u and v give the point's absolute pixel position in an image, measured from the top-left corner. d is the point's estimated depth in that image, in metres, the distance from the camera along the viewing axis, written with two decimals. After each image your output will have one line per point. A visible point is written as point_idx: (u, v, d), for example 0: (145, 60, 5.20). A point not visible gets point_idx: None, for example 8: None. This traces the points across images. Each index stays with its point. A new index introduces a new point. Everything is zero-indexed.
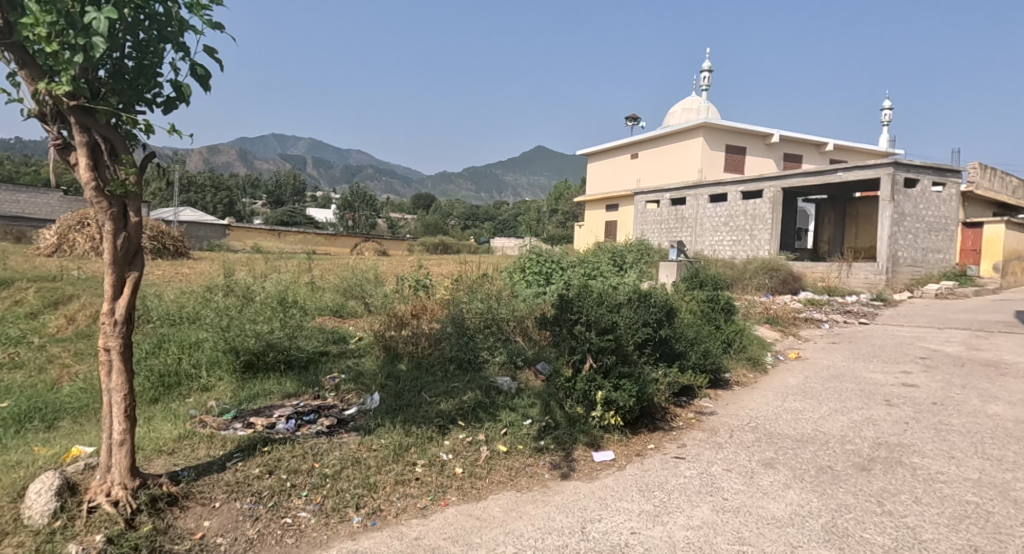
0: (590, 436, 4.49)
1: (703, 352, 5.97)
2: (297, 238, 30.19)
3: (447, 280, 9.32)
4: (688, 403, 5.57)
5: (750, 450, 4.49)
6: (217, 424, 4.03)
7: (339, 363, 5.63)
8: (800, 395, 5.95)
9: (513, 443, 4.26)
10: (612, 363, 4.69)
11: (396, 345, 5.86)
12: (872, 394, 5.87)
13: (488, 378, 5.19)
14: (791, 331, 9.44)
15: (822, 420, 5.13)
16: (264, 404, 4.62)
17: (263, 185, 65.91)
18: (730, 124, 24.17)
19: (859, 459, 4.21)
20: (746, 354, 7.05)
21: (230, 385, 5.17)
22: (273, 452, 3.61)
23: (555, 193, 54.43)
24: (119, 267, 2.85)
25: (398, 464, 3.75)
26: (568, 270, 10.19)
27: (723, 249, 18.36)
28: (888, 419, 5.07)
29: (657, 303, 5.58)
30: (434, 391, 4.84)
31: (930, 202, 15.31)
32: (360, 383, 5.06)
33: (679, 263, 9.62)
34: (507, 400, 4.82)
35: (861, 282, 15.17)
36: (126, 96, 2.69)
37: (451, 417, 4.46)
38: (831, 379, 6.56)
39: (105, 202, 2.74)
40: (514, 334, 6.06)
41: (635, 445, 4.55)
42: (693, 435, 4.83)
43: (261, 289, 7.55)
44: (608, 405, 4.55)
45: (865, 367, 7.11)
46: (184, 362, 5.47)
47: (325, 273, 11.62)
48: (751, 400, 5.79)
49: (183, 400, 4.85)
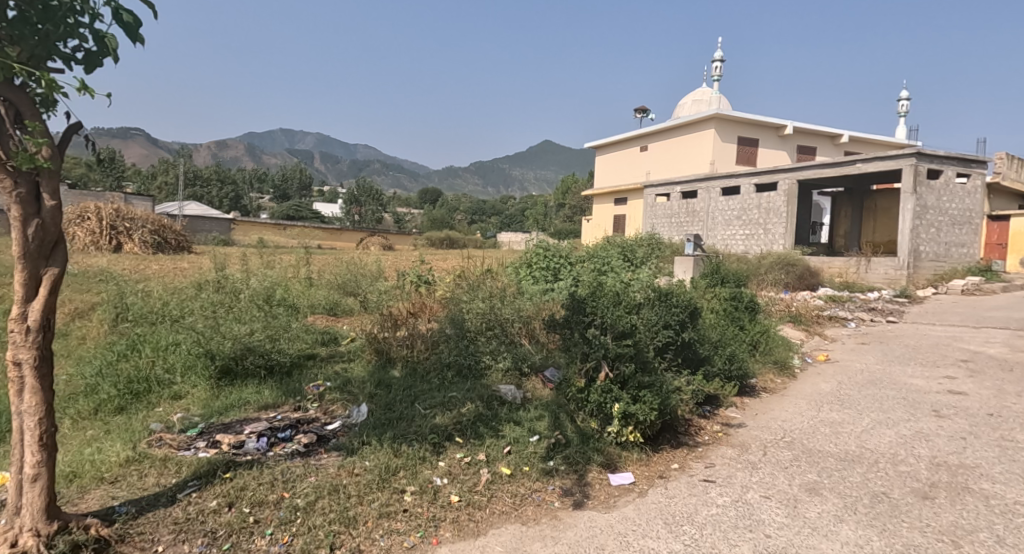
0: (604, 455, 3.96)
1: (728, 357, 5.42)
2: (302, 233, 29.75)
3: (450, 277, 8.73)
4: (712, 413, 5.02)
5: (789, 471, 3.91)
6: (177, 443, 3.50)
7: (325, 370, 5.05)
8: (837, 404, 5.37)
9: (518, 465, 3.72)
10: (631, 372, 4.11)
11: (388, 348, 5.31)
12: (917, 404, 5.27)
13: (490, 387, 4.65)
14: (815, 330, 8.86)
15: (866, 434, 4.55)
16: (237, 417, 4.09)
17: (270, 179, 65.66)
18: (742, 115, 23.45)
19: (918, 485, 3.63)
20: (772, 357, 6.45)
21: (203, 393, 4.66)
22: (237, 479, 3.07)
23: (563, 187, 53.64)
24: (31, 261, 2.29)
25: (383, 493, 3.21)
26: (576, 266, 9.60)
27: (736, 243, 17.71)
28: (942, 434, 4.48)
29: (679, 303, 4.95)
30: (429, 401, 4.30)
31: (954, 194, 14.59)
32: (348, 392, 4.49)
33: (696, 258, 9.06)
34: (511, 412, 4.29)
35: (881, 278, 14.50)
36: (32, 47, 2.15)
37: (447, 433, 3.93)
38: (867, 385, 5.96)
39: (10, 179, 2.20)
40: (520, 336, 5.47)
41: (656, 465, 4.00)
42: (721, 452, 4.27)
43: (248, 286, 7.01)
44: (626, 419, 4.02)
45: (903, 371, 6.52)
46: (155, 367, 4.97)
47: (322, 268, 11.11)
48: (783, 410, 5.22)
49: (149, 413, 4.36)
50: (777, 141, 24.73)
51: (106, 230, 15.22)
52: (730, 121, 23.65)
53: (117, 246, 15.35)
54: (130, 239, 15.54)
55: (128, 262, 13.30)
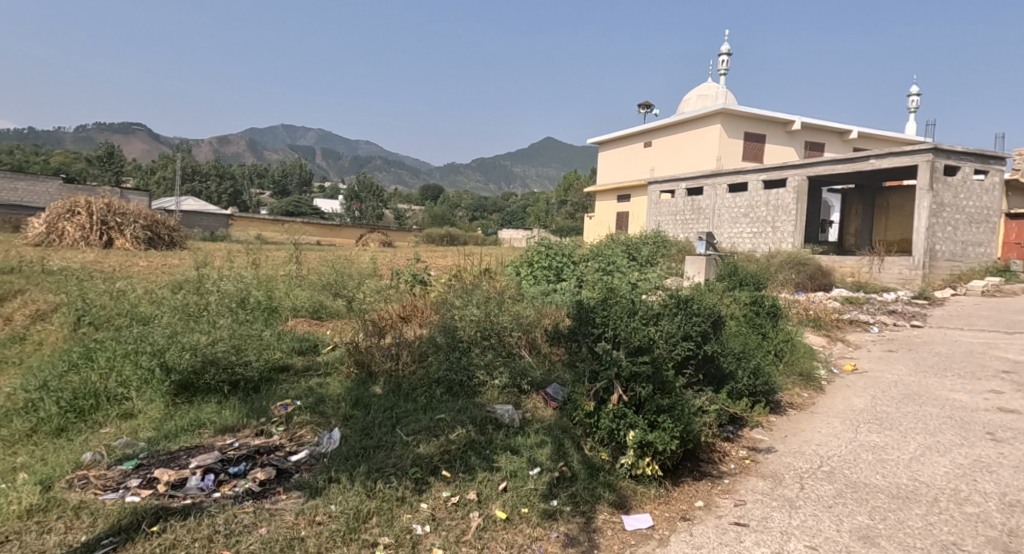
0: (617, 492, 3.38)
1: (752, 371, 4.81)
2: (301, 229, 29.17)
3: (447, 277, 8.14)
4: (737, 435, 4.44)
5: (835, 512, 3.31)
6: (105, 481, 2.90)
7: (297, 385, 4.46)
8: (876, 424, 4.76)
9: (516, 505, 3.12)
10: (649, 394, 3.52)
11: (370, 360, 4.70)
12: (968, 424, 4.67)
13: (484, 407, 4.06)
14: (837, 335, 8.27)
15: (916, 463, 3.94)
16: (187, 445, 3.49)
17: (269, 175, 65.03)
18: (749, 109, 22.82)
19: (993, 534, 3.05)
20: (796, 369, 5.89)
21: (156, 414, 4.06)
22: (165, 535, 2.50)
23: (564, 184, 52.96)
24: None
25: (349, 549, 2.62)
26: (580, 265, 9.00)
27: (743, 241, 17.11)
28: (1005, 464, 3.89)
29: (700, 311, 4.32)
30: (413, 426, 3.70)
31: (972, 191, 13.94)
32: (319, 414, 3.89)
33: (709, 257, 8.46)
34: (509, 437, 3.71)
35: (894, 278, 13.88)
36: None
37: (433, 465, 3.34)
38: (905, 401, 5.35)
39: None
40: (519, 347, 4.88)
41: (677, 503, 3.40)
42: (752, 485, 3.68)
43: (223, 285, 6.43)
44: (642, 449, 3.45)
45: (941, 384, 5.93)
46: (106, 381, 4.37)
47: (312, 266, 10.51)
48: (813, 431, 4.62)
49: (88, 437, 3.75)
50: (785, 137, 24.06)
51: (96, 225, 14.73)
52: (736, 116, 22.99)
53: (108, 242, 14.78)
54: (122, 234, 14.98)
55: (115, 259, 12.73)
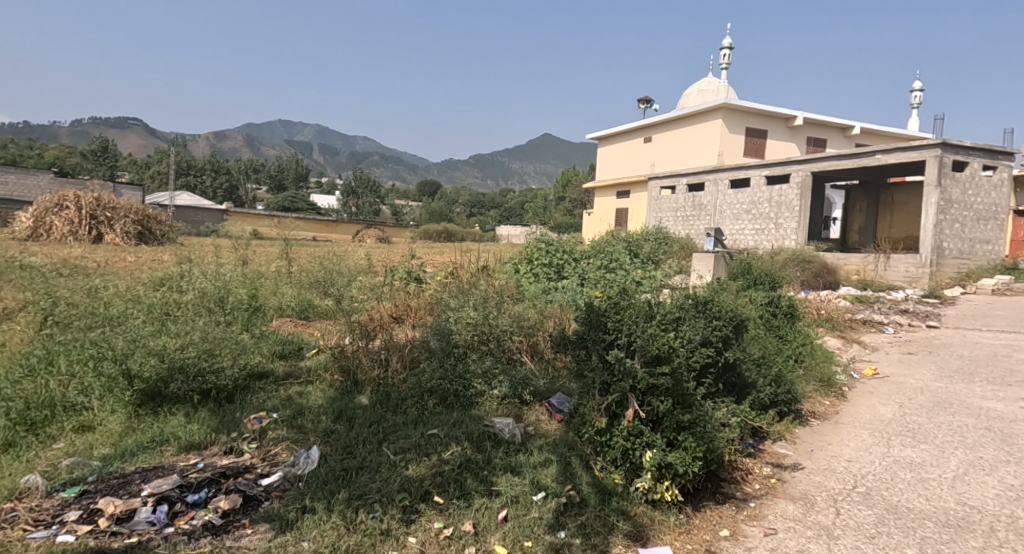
0: (632, 521, 2.97)
1: (774, 379, 4.42)
2: (296, 224, 28.66)
3: (442, 273, 7.71)
4: (758, 450, 4.05)
5: (879, 545, 2.91)
6: (34, 518, 2.53)
7: (275, 395, 4.05)
8: (908, 436, 4.37)
9: (518, 538, 2.72)
10: (667, 409, 3.12)
11: (355, 367, 4.28)
12: (1010, 438, 4.27)
13: (482, 420, 3.66)
14: (851, 337, 7.88)
15: (962, 484, 3.54)
16: (145, 465, 3.08)
17: (267, 170, 64.39)
18: (751, 104, 22.40)
19: None
20: (815, 374, 5.49)
21: (116, 427, 3.65)
22: None
23: (563, 181, 52.55)
24: None
25: None
26: (582, 262, 8.58)
27: (745, 238, 16.72)
28: None
29: (720, 314, 3.93)
30: (402, 443, 3.29)
31: (981, 187, 13.54)
32: (296, 429, 3.48)
33: (718, 255, 8.03)
34: (510, 455, 3.31)
35: (901, 276, 13.52)
36: None
37: (423, 489, 2.93)
38: (935, 410, 4.96)
39: None
40: (520, 353, 4.48)
41: (700, 533, 3.00)
42: (781, 509, 3.28)
43: (201, 281, 5.98)
44: (661, 471, 3.05)
45: (969, 390, 5.54)
46: (65, 388, 3.95)
47: (302, 262, 10.06)
48: (841, 444, 4.23)
49: (33, 455, 3.32)
50: (787, 133, 23.66)
51: (83, 219, 14.22)
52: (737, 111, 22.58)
53: (96, 237, 14.29)
54: (111, 228, 14.45)
55: (100, 253, 12.21)
